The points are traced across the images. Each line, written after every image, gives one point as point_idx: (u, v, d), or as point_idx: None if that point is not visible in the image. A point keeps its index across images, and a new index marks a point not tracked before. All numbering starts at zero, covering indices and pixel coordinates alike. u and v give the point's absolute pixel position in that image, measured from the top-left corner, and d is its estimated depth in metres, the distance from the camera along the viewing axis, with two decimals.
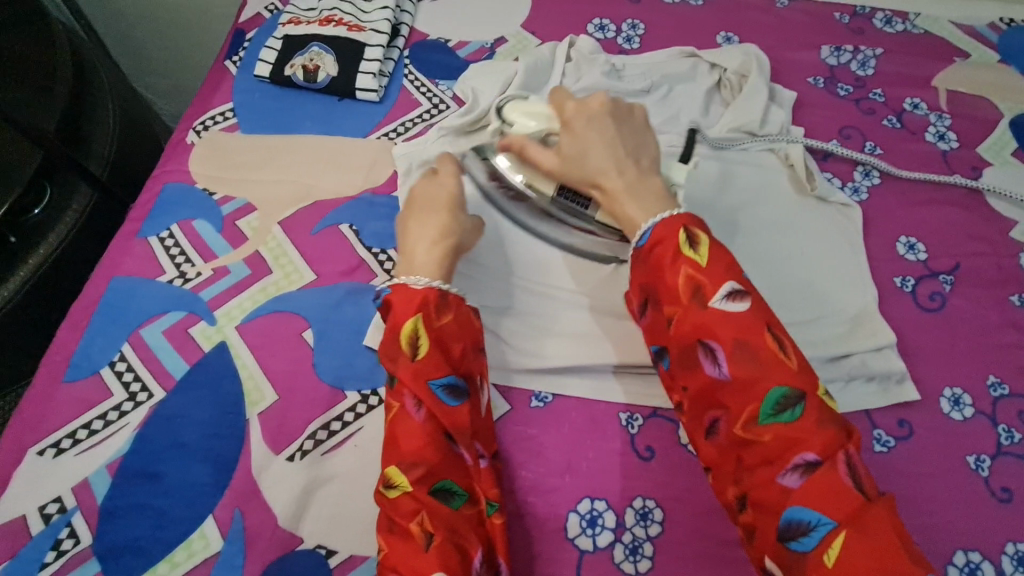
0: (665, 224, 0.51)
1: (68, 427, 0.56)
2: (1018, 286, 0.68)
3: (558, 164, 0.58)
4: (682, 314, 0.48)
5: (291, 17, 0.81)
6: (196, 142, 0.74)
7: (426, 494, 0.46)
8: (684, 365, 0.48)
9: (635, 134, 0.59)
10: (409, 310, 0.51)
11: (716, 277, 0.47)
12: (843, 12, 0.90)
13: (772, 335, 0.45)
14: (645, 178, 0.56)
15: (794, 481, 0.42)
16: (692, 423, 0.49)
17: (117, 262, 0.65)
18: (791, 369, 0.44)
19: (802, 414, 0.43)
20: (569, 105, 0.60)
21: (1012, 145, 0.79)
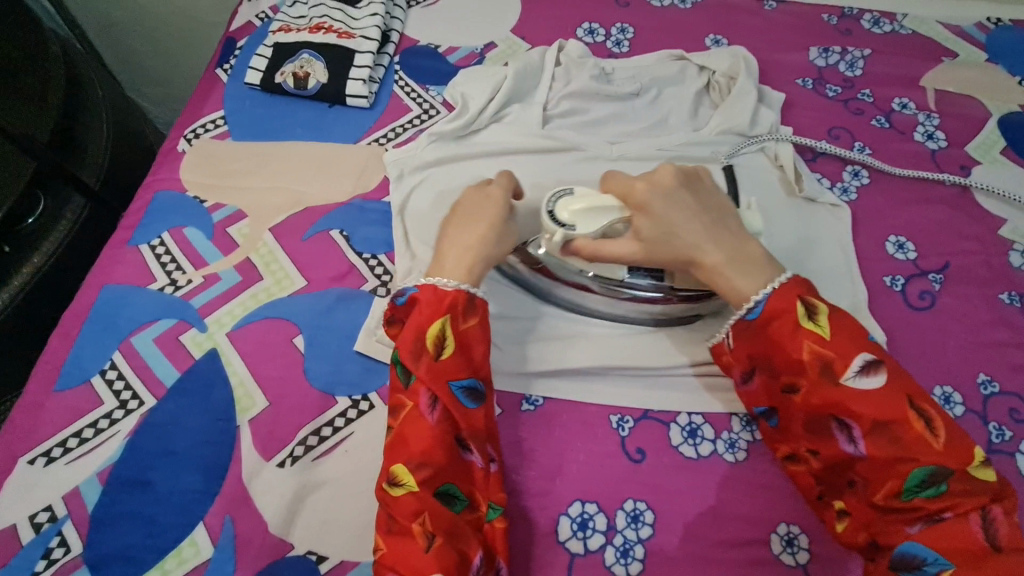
0: (779, 295, 0.51)
1: (58, 436, 0.56)
2: (1008, 283, 0.68)
3: (642, 252, 0.54)
4: (810, 387, 0.49)
5: (281, 25, 0.82)
6: (187, 150, 0.74)
7: (430, 497, 0.47)
8: (815, 435, 0.50)
9: (713, 202, 0.57)
10: (438, 312, 0.52)
11: (844, 352, 0.48)
12: (831, 13, 0.90)
13: (912, 407, 0.46)
14: (742, 246, 0.54)
15: (919, 530, 0.45)
16: (822, 481, 0.51)
17: (108, 270, 0.65)
18: (933, 442, 0.45)
19: (949, 487, 0.44)
20: (637, 186, 0.55)
21: (1001, 143, 0.79)
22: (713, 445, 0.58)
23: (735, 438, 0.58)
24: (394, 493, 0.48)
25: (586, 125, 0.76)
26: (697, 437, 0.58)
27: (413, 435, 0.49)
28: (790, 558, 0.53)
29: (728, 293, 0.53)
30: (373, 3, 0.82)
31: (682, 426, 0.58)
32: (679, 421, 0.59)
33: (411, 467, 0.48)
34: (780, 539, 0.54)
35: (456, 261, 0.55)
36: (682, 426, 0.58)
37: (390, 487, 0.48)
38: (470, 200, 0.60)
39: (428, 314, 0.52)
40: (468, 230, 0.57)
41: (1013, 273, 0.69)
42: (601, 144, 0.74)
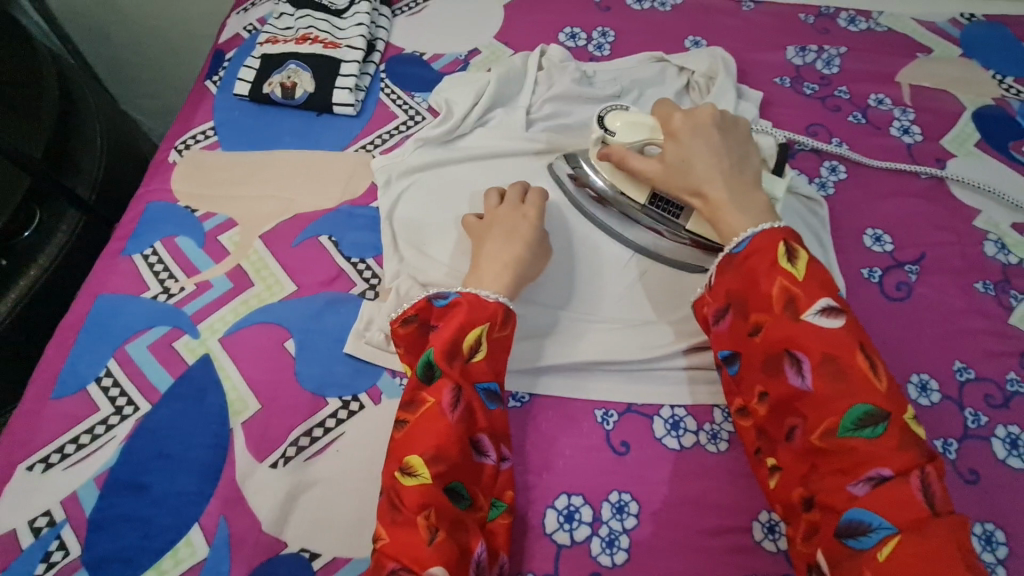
0: (766, 235, 0.52)
1: (56, 442, 0.57)
2: (983, 272, 0.70)
3: (660, 171, 0.58)
4: (772, 323, 0.50)
5: (269, 36, 0.83)
6: (178, 161, 0.76)
7: (440, 493, 0.49)
8: (767, 372, 0.50)
9: (739, 147, 0.59)
10: (480, 317, 0.55)
11: (811, 291, 0.49)
12: (808, 13, 0.92)
13: (864, 355, 0.47)
14: (749, 189, 0.56)
15: (861, 489, 0.45)
16: (768, 424, 0.51)
17: (102, 280, 0.67)
18: (880, 391, 0.46)
19: (885, 432, 0.45)
20: (677, 116, 0.60)
21: (976, 136, 0.81)
22: (695, 437, 0.59)
23: (717, 429, 0.59)
24: (407, 482, 0.49)
25: (569, 127, 0.78)
26: (680, 429, 0.59)
27: (431, 428, 0.50)
28: (771, 544, 0.54)
29: (719, 222, 0.55)
30: (358, 13, 0.84)
31: (665, 419, 0.60)
32: (661, 414, 0.60)
33: (429, 460, 0.49)
34: (761, 527, 0.55)
35: (495, 277, 0.58)
36: (665, 418, 0.60)
37: (403, 476, 0.49)
38: (506, 216, 0.64)
39: (471, 318, 0.55)
40: (505, 246, 0.61)
41: (987, 262, 0.71)
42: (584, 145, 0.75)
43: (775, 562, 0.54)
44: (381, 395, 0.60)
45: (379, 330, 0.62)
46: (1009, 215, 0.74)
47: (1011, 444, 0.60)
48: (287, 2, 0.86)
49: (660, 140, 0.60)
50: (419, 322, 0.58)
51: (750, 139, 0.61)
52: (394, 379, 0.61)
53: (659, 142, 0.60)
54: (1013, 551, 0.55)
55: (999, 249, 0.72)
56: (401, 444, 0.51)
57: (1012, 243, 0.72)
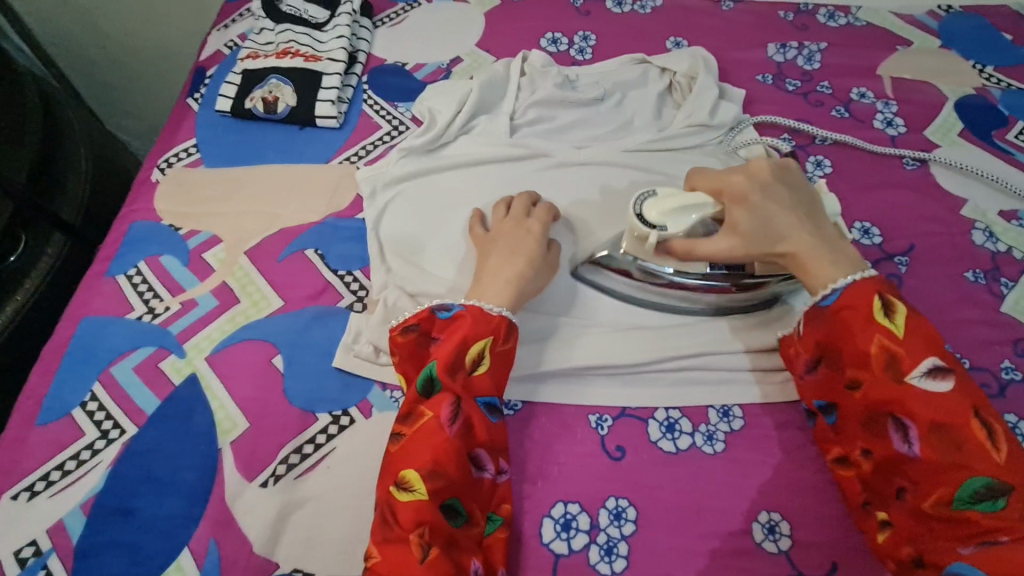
0: (861, 289, 0.51)
1: (41, 470, 0.56)
2: (973, 261, 0.70)
3: (740, 245, 0.55)
4: (872, 383, 0.49)
5: (249, 52, 0.83)
6: (161, 179, 0.75)
7: (435, 510, 0.48)
8: (871, 434, 0.49)
9: (804, 194, 0.57)
10: (484, 332, 0.55)
11: (915, 353, 0.48)
12: (787, 10, 0.92)
13: (980, 423, 0.45)
14: (832, 238, 0.55)
15: (971, 552, 0.44)
16: (872, 482, 0.50)
17: (86, 302, 0.66)
18: (998, 461, 0.44)
19: (1006, 506, 0.43)
20: (733, 179, 0.56)
21: (959, 126, 0.81)
22: (691, 439, 0.58)
23: (712, 429, 0.59)
24: (402, 498, 0.48)
25: (553, 132, 0.78)
26: (675, 431, 0.59)
27: (427, 443, 0.50)
28: (772, 545, 0.54)
29: (812, 282, 0.54)
30: (339, 26, 0.84)
31: (660, 422, 0.59)
32: (656, 416, 0.59)
33: (425, 476, 0.48)
34: (761, 527, 0.54)
35: (498, 291, 0.57)
36: (660, 421, 0.59)
37: (398, 491, 0.49)
38: (510, 230, 0.63)
39: (474, 331, 0.55)
40: (510, 261, 0.60)
41: (976, 251, 0.71)
42: (569, 149, 0.75)
43: (776, 563, 0.53)
44: (372, 408, 0.59)
45: (368, 342, 0.61)
46: (995, 203, 0.75)
47: (1009, 432, 0.59)
48: (266, 17, 0.86)
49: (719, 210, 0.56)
50: (419, 332, 0.57)
51: (805, 180, 0.59)
52: (385, 393, 0.60)
53: (719, 212, 0.56)
54: None
55: (988, 237, 0.72)
56: (397, 458, 0.50)
57: (1000, 231, 0.72)
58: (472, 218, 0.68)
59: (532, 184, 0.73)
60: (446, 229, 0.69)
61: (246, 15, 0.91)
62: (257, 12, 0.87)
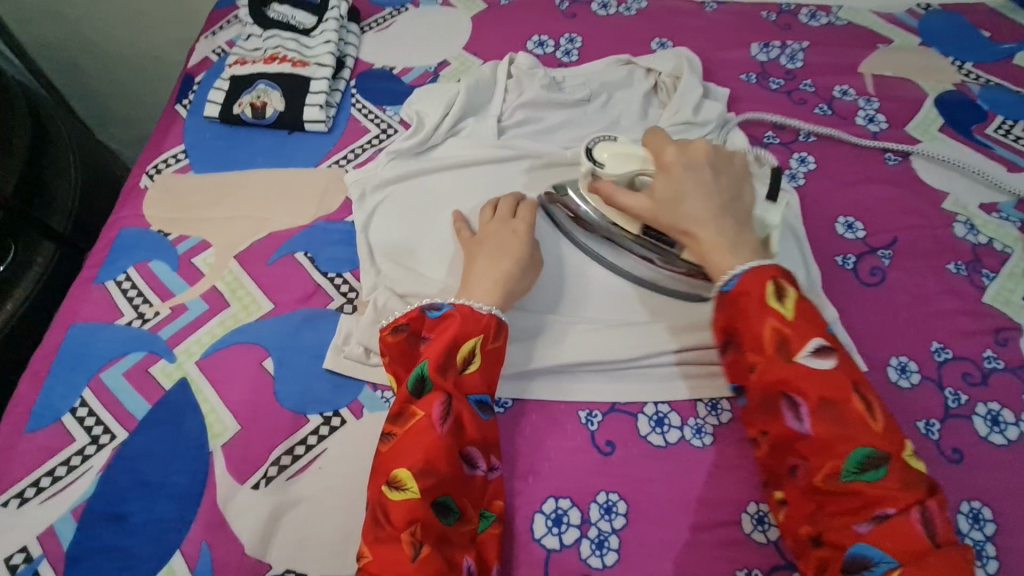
0: (755, 273, 0.50)
1: (31, 476, 0.56)
2: (955, 254, 0.71)
3: (649, 208, 0.57)
4: (765, 365, 0.49)
5: (237, 58, 0.84)
6: (150, 186, 0.75)
7: (428, 508, 0.48)
8: (766, 414, 0.49)
9: (731, 187, 0.57)
10: (473, 330, 0.55)
11: (803, 333, 0.48)
12: (770, 10, 0.94)
13: (859, 395, 0.46)
14: (741, 233, 0.54)
15: (865, 527, 0.44)
16: (770, 462, 0.50)
17: (75, 309, 0.66)
18: (877, 429, 0.45)
19: (886, 475, 0.44)
20: (669, 151, 0.58)
21: (939, 121, 0.83)
22: (680, 432, 0.59)
23: (701, 423, 0.59)
24: (394, 496, 0.48)
25: (540, 133, 0.78)
26: (665, 425, 0.59)
27: (420, 442, 0.50)
28: (761, 535, 0.54)
29: (709, 267, 0.53)
30: (326, 31, 0.84)
31: (649, 416, 0.60)
32: (646, 411, 0.60)
33: (417, 475, 0.48)
34: (751, 518, 0.55)
35: (490, 294, 0.58)
36: (649, 415, 0.60)
37: (390, 490, 0.49)
38: (495, 230, 0.64)
39: (463, 330, 0.55)
40: (496, 263, 0.61)
41: (958, 244, 0.72)
42: (555, 149, 0.76)
43: (765, 553, 0.53)
44: (363, 408, 0.59)
45: (358, 344, 0.62)
46: (975, 196, 0.76)
47: (992, 421, 0.60)
48: (254, 23, 0.86)
49: (650, 172, 0.60)
50: (408, 332, 0.57)
51: (745, 174, 0.59)
52: (376, 393, 0.60)
53: (649, 175, 0.60)
54: (1001, 528, 0.55)
55: (969, 230, 0.73)
56: (389, 457, 0.51)
57: (981, 223, 0.73)
58: (456, 220, 0.69)
59: (519, 185, 0.73)
60: (434, 229, 0.70)
61: (234, 22, 0.91)
62: (245, 19, 0.87)
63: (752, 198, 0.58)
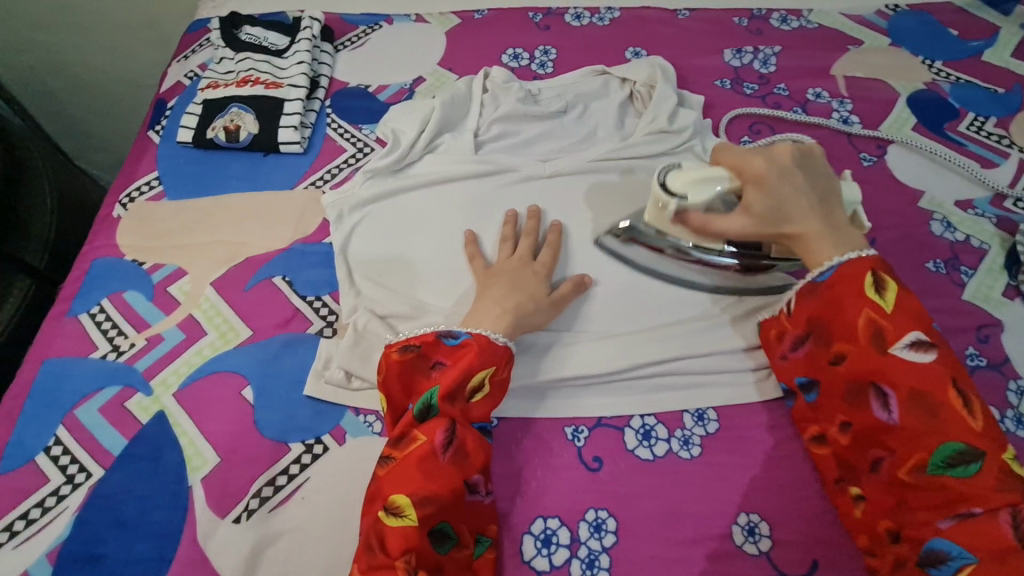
0: (852, 265, 0.52)
1: (4, 520, 0.54)
2: (933, 252, 0.71)
3: (752, 226, 0.53)
4: (857, 354, 0.51)
5: (209, 82, 0.83)
6: (123, 215, 0.74)
7: (424, 536, 0.48)
8: (853, 404, 0.51)
9: (822, 180, 0.55)
10: (486, 361, 0.54)
11: (900, 325, 0.49)
12: (741, 16, 0.95)
13: (956, 390, 0.47)
14: (840, 229, 0.54)
15: (947, 523, 0.45)
16: (851, 453, 0.52)
17: (48, 344, 0.64)
18: (974, 427, 0.46)
19: (979, 471, 0.44)
20: (756, 163, 0.53)
21: (912, 120, 0.83)
22: (667, 444, 0.58)
23: (688, 434, 0.59)
24: (391, 523, 0.47)
25: (518, 146, 0.78)
26: (652, 438, 0.59)
27: (422, 468, 0.49)
28: (753, 546, 0.54)
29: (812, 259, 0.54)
30: (299, 51, 0.84)
31: (636, 429, 0.59)
32: (632, 424, 0.60)
33: (416, 502, 0.48)
34: (741, 529, 0.54)
35: (487, 318, 0.58)
36: (636, 429, 0.59)
37: (387, 516, 0.48)
38: (514, 268, 0.64)
39: (479, 360, 0.54)
40: (506, 292, 0.61)
41: (936, 241, 0.72)
42: (533, 162, 0.75)
43: (757, 565, 0.53)
44: (346, 434, 0.58)
45: (339, 368, 0.61)
46: (951, 193, 0.77)
47: None
48: (226, 46, 0.86)
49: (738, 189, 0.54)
50: (417, 353, 0.56)
51: (826, 166, 0.57)
52: (358, 418, 0.59)
53: (738, 193, 0.54)
54: None
55: (946, 228, 0.73)
56: (387, 481, 0.50)
57: (958, 220, 0.74)
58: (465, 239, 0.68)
59: (501, 200, 0.73)
60: (429, 246, 0.69)
61: (206, 45, 0.91)
62: (216, 42, 0.86)
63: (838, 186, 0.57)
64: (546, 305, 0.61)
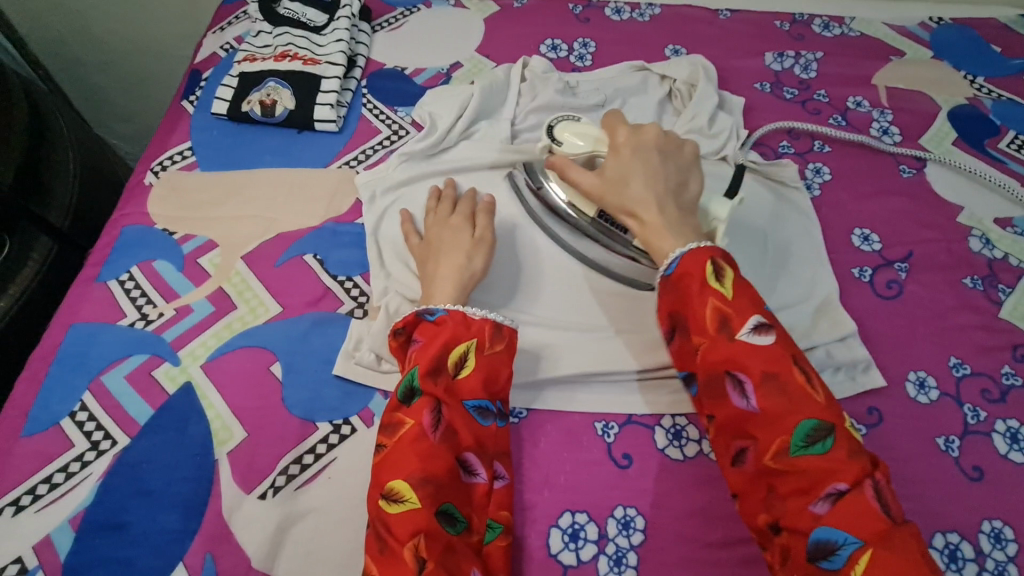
0: (692, 255, 0.51)
1: (26, 484, 0.54)
2: (970, 268, 0.71)
3: (597, 185, 0.58)
4: (709, 345, 0.49)
5: (246, 55, 0.82)
6: (155, 183, 0.73)
7: (430, 519, 0.46)
8: (712, 396, 0.49)
9: (679, 175, 0.58)
10: (463, 336, 0.54)
11: (742, 310, 0.48)
12: (783, 20, 0.93)
13: (799, 368, 0.47)
14: (683, 218, 0.55)
15: (821, 507, 0.43)
16: (719, 448, 0.49)
17: (76, 308, 0.64)
18: (820, 402, 0.45)
19: (834, 446, 0.44)
20: (621, 134, 0.61)
21: (953, 135, 0.82)
22: (698, 445, 0.58)
23: None
24: (393, 510, 0.46)
25: None
26: (682, 438, 0.58)
27: (412, 452, 0.48)
28: None
29: (651, 249, 0.54)
30: (338, 29, 0.83)
31: (666, 429, 0.59)
32: (663, 424, 0.59)
33: (415, 485, 0.47)
34: None
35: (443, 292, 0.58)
36: (666, 428, 0.59)
37: (387, 504, 0.47)
38: (444, 226, 0.64)
39: (456, 334, 0.54)
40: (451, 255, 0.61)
41: (974, 257, 0.71)
42: None
43: None
44: (373, 417, 0.58)
45: (370, 350, 0.60)
46: (990, 210, 0.76)
47: (1011, 438, 0.60)
48: (264, 20, 0.85)
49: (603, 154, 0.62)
50: (405, 335, 0.57)
51: (694, 165, 0.60)
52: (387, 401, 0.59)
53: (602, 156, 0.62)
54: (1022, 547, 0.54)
55: (984, 244, 0.72)
56: (382, 469, 0.49)
57: (996, 238, 0.73)
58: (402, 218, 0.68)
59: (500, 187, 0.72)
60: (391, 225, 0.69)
61: (243, 17, 0.90)
62: (255, 15, 0.85)
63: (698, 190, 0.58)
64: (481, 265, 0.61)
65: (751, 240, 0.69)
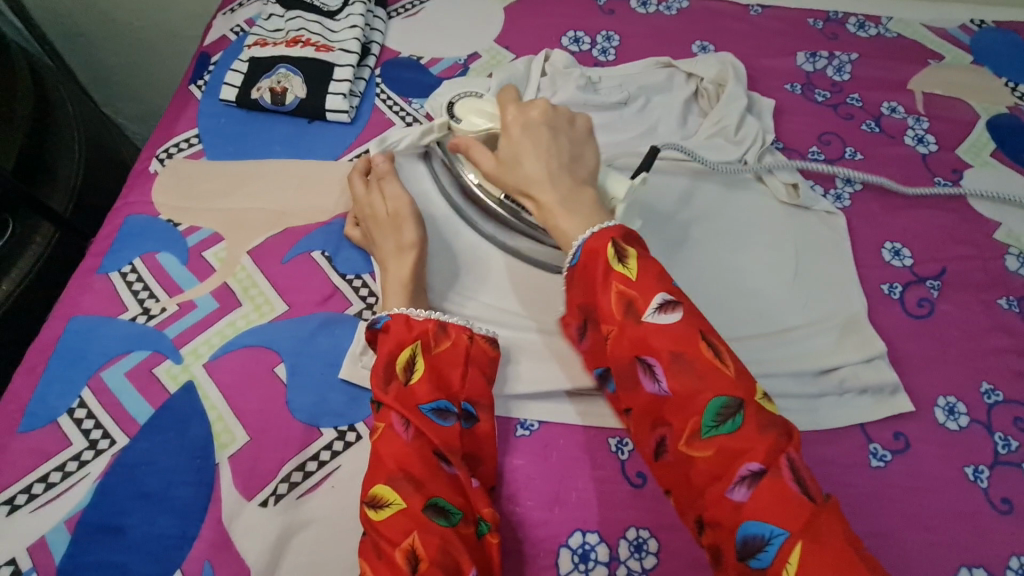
0: (596, 237, 0.48)
1: (21, 482, 0.52)
2: (1006, 288, 0.67)
3: (495, 170, 0.56)
4: (617, 333, 0.46)
5: (257, 39, 0.79)
6: (160, 171, 0.71)
7: (416, 516, 0.43)
8: (625, 385, 0.46)
9: (573, 146, 0.55)
10: (408, 338, 0.52)
11: (646, 289, 0.45)
12: (817, 18, 0.89)
13: (707, 344, 0.43)
14: (580, 191, 0.52)
15: (739, 494, 0.40)
16: (642, 442, 0.47)
17: (76, 300, 0.62)
18: (729, 376, 0.42)
19: (743, 423, 0.41)
20: (510, 110, 0.57)
21: (991, 146, 0.79)
22: None
23: None
24: (377, 517, 0.44)
25: None
26: None
27: (384, 455, 0.46)
28: None
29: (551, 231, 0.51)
30: (352, 15, 0.80)
31: None
32: None
33: (393, 486, 0.45)
34: None
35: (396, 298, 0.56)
36: None
37: (373, 512, 0.45)
38: (378, 218, 0.62)
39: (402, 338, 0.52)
40: (391, 239, 0.61)
41: (1010, 277, 0.68)
42: None
43: None
44: None
45: None
46: None
47: None
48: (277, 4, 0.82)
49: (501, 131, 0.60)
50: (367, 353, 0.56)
51: (588, 137, 0.57)
52: None
53: None
54: None
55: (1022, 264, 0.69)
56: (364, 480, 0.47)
57: None
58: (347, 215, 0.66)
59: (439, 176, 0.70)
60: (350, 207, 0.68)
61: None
62: None
63: (597, 160, 0.56)
64: (411, 239, 0.60)
65: (760, 255, 0.67)
